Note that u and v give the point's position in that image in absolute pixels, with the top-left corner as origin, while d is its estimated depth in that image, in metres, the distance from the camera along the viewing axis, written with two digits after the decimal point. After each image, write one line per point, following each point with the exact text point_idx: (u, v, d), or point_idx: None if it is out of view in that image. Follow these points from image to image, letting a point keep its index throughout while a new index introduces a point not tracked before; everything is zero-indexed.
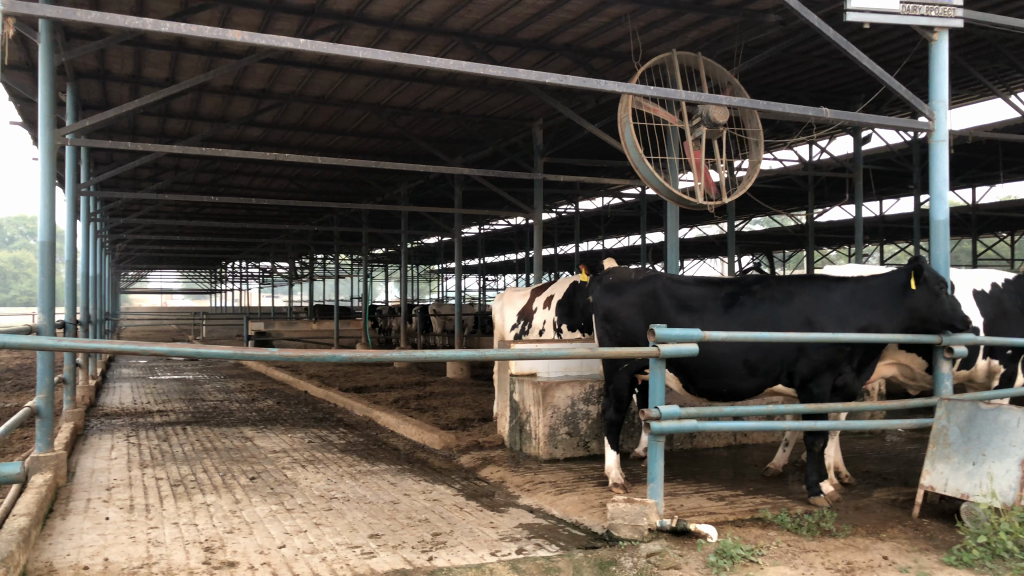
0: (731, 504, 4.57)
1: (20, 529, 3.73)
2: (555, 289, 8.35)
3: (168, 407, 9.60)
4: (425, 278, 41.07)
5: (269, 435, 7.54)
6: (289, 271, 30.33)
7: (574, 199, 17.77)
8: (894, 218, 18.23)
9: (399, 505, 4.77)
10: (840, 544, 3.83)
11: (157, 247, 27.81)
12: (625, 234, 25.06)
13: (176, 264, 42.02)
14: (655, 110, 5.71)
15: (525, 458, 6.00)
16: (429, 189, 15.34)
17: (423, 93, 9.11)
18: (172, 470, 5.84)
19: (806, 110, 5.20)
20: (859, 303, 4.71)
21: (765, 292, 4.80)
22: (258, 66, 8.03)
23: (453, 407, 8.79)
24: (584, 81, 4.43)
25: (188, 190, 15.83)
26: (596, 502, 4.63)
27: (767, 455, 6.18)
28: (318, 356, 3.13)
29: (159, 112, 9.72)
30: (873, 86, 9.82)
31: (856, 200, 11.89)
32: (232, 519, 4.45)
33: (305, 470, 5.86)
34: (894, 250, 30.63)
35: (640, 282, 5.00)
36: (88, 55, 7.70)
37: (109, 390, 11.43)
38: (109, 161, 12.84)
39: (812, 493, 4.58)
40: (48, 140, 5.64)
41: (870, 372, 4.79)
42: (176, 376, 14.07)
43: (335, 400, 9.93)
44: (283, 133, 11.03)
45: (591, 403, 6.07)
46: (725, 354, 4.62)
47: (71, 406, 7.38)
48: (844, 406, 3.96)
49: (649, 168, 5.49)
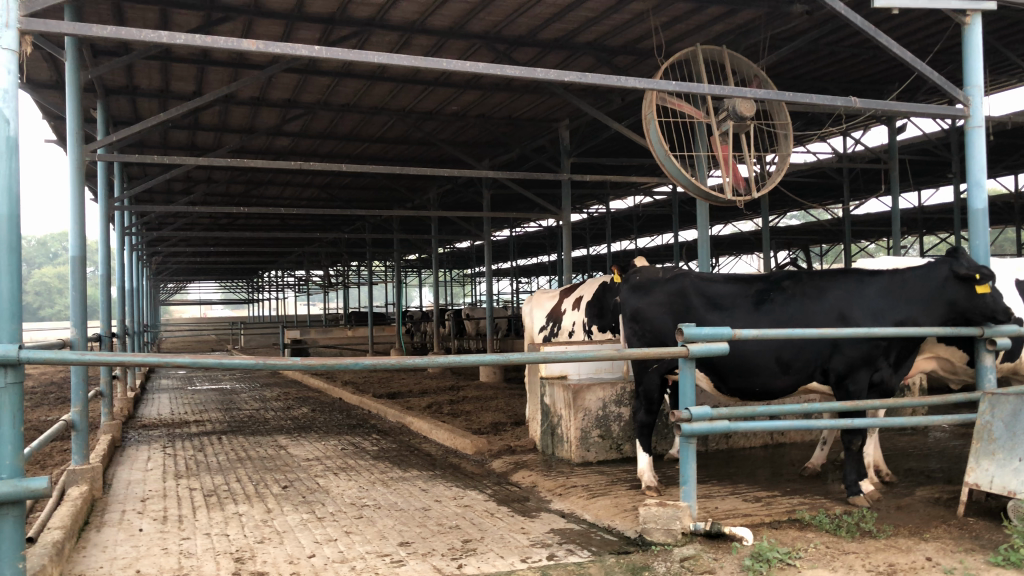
0: (767, 505, 4.47)
1: (54, 543, 3.75)
2: (584, 289, 8.23)
3: (205, 417, 9.70)
4: (459, 282, 41.16)
5: (303, 443, 7.57)
6: (323, 279, 30.57)
7: (605, 199, 17.66)
8: (933, 208, 17.86)
9: (430, 512, 4.73)
10: (881, 545, 3.71)
11: (194, 259, 28.20)
12: (658, 233, 24.87)
13: (213, 275, 42.61)
14: (679, 106, 5.60)
15: (557, 462, 5.93)
16: (458, 193, 15.35)
17: (448, 98, 9.10)
18: (206, 480, 5.88)
19: (835, 100, 5.04)
20: (896, 297, 4.56)
21: (796, 288, 4.68)
22: (282, 76, 8.07)
23: (485, 411, 8.74)
24: (604, 78, 4.35)
25: (221, 201, 16.01)
26: (628, 505, 4.55)
27: (805, 455, 6.04)
28: (340, 364, 3.10)
29: (188, 125, 9.83)
30: (905, 74, 9.61)
31: (892, 191, 11.61)
32: (264, 529, 4.45)
33: (337, 477, 5.86)
34: (934, 240, 30.02)
35: (667, 280, 4.92)
36: (117, 72, 7.80)
37: (147, 401, 11.59)
38: (143, 175, 13.03)
39: (851, 493, 4.45)
40: (76, 157, 5.70)
41: (908, 368, 4.65)
42: (213, 387, 14.23)
43: (369, 406, 9.95)
44: (311, 142, 11.09)
45: (623, 405, 5.99)
46: (756, 353, 4.52)
47: (109, 419, 7.46)
48: (881, 402, 3.84)
49: (675, 165, 5.39)
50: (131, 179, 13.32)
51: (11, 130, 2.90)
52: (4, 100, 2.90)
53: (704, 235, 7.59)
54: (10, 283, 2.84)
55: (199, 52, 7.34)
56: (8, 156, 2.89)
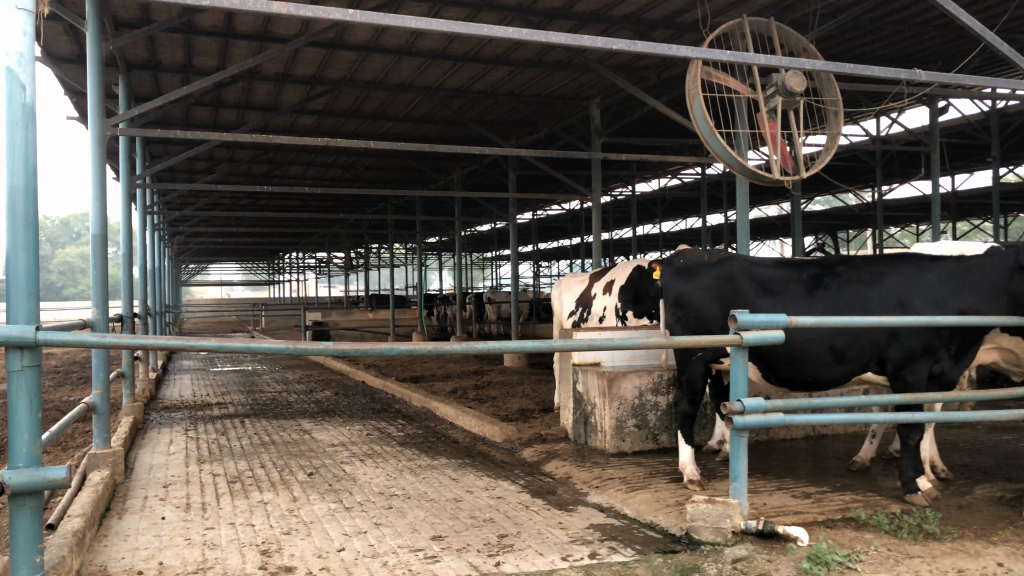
0: (819, 502, 4.23)
1: (74, 532, 3.59)
2: (616, 273, 7.95)
3: (227, 399, 9.59)
4: (480, 266, 40.97)
5: (327, 428, 7.41)
6: (343, 260, 30.48)
7: (631, 181, 17.38)
8: (968, 193, 17.42)
9: (461, 503, 4.54)
10: (947, 549, 3.47)
11: (215, 240, 28.16)
12: (683, 216, 24.53)
13: (235, 256, 42.69)
14: (725, 80, 5.33)
15: (590, 452, 5.72)
16: (483, 174, 15.13)
17: (476, 74, 8.85)
18: (229, 465, 5.72)
19: (899, 72, 4.62)
20: (960, 284, 4.29)
21: (852, 273, 4.44)
22: (307, 50, 7.88)
23: (512, 397, 8.55)
24: (654, 46, 4.09)
25: (243, 181, 15.86)
26: (671, 500, 4.34)
27: (850, 447, 5.80)
28: (375, 349, 2.92)
29: (211, 102, 9.67)
30: (948, 52, 9.30)
31: (933, 175, 11.14)
32: (290, 518, 4.27)
33: (364, 464, 5.69)
34: (965, 228, 29.48)
35: (714, 264, 4.72)
36: (139, 45, 7.63)
37: (170, 383, 11.49)
38: (165, 153, 12.89)
39: (907, 490, 4.20)
40: (99, 131, 5.53)
41: (969, 359, 4.38)
42: (234, 368, 14.10)
43: (393, 390, 9.80)
44: (336, 121, 10.89)
45: (660, 394, 5.77)
46: (809, 340, 4.30)
47: (131, 400, 7.32)
48: (945, 396, 3.58)
49: (721, 143, 5.11)
50: (153, 158, 13.19)
51: (28, 97, 2.71)
52: (19, 64, 2.69)
53: (744, 217, 7.26)
54: (27, 260, 2.64)
55: (222, 25, 7.17)
56: (24, 125, 2.69)
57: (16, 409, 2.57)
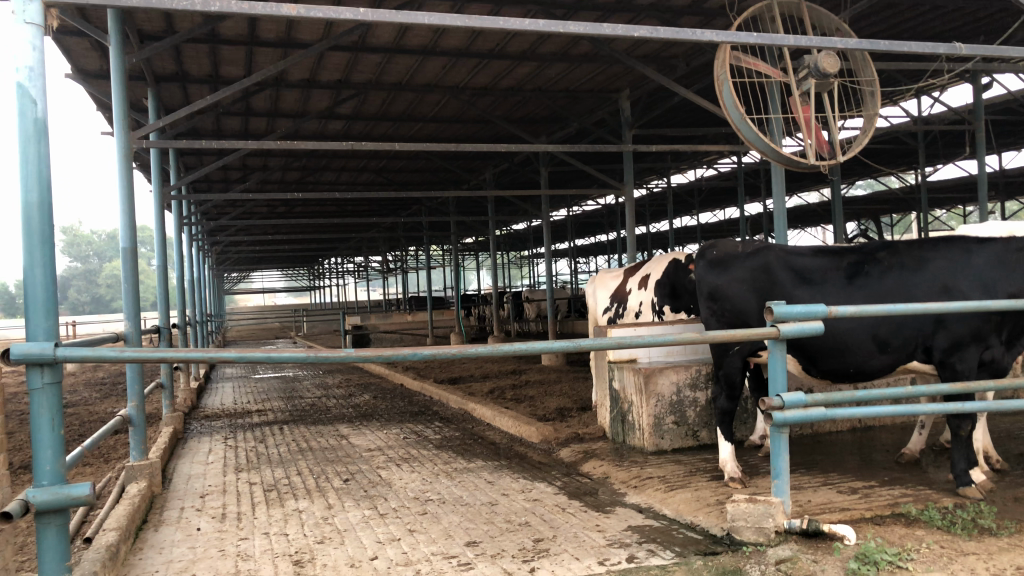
0: (866, 497, 4.06)
1: (108, 546, 3.58)
2: (651, 268, 7.80)
3: (267, 406, 9.63)
4: (517, 265, 40.91)
5: (364, 432, 7.38)
6: (381, 264, 30.65)
7: (666, 172, 17.17)
8: (1015, 171, 16.89)
9: (497, 507, 4.46)
10: (1004, 545, 3.30)
11: (254, 248, 28.48)
12: (721, 207, 24.20)
13: (276, 263, 43.19)
14: (755, 64, 5.18)
15: (629, 450, 5.60)
16: (516, 172, 15.06)
17: (503, 71, 8.78)
18: (266, 473, 5.71)
19: (938, 47, 4.40)
20: (1008, 267, 4.10)
21: (893, 259, 4.26)
22: (332, 55, 7.88)
23: (550, 396, 8.46)
24: (677, 32, 3.96)
25: (277, 188, 15.99)
26: (712, 500, 4.21)
27: (898, 438, 5.61)
28: (398, 354, 2.86)
29: (241, 110, 9.73)
30: (990, 26, 9.04)
31: (978, 154, 10.72)
32: (324, 527, 4.24)
33: (399, 469, 5.64)
34: (1015, 206, 28.68)
35: (749, 255, 4.57)
36: (166, 57, 7.70)
37: (212, 391, 11.59)
38: (199, 163, 13.04)
39: (960, 483, 4.02)
40: (124, 144, 5.55)
41: (1022, 345, 4.18)
42: (275, 375, 14.20)
43: (431, 392, 9.76)
44: (365, 125, 10.91)
45: (699, 389, 5.62)
46: (851, 331, 4.13)
47: (171, 410, 7.38)
48: (997, 385, 3.40)
49: (752, 129, 4.94)
50: (188, 170, 13.34)
51: (39, 111, 2.66)
52: (30, 78, 2.64)
53: (781, 204, 7.07)
54: (45, 277, 2.58)
55: (246, 33, 7.22)
56: (37, 139, 2.64)
57: (38, 427, 2.51)
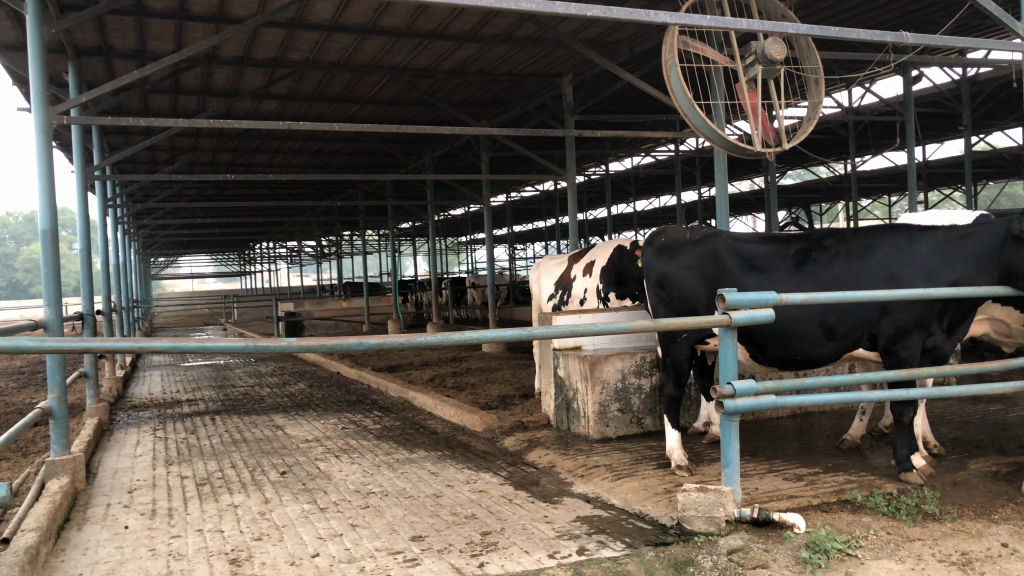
0: (812, 484, 4.08)
1: (27, 548, 3.33)
2: (596, 254, 7.76)
3: (198, 396, 9.30)
4: (455, 251, 40.63)
5: (300, 422, 7.17)
6: (315, 250, 30.05)
7: (606, 159, 17.20)
8: (940, 162, 17.45)
9: (441, 499, 4.35)
10: (948, 530, 3.33)
11: (182, 232, 27.60)
12: (657, 194, 24.43)
13: (205, 248, 41.97)
14: (702, 50, 5.13)
15: (573, 439, 5.55)
16: (455, 156, 14.89)
17: (446, 52, 8.60)
18: (199, 466, 5.47)
19: (884, 35, 4.41)
20: (950, 255, 4.14)
21: (840, 246, 4.28)
22: (267, 31, 7.60)
23: (491, 384, 8.37)
24: (630, 12, 3.90)
25: (207, 170, 15.47)
26: (660, 488, 4.17)
27: (838, 424, 5.68)
28: (343, 344, 2.72)
29: (169, 86, 9.33)
30: (923, 16, 9.25)
31: (908, 144, 10.99)
32: (261, 523, 4.06)
33: (339, 461, 5.47)
34: (937, 197, 29.68)
35: (698, 242, 4.55)
36: (87, 29, 7.30)
37: (138, 380, 11.14)
38: (124, 143, 12.50)
39: (902, 469, 4.06)
40: (43, 119, 5.23)
41: (963, 332, 4.23)
42: (205, 363, 13.74)
43: (369, 381, 9.55)
44: (300, 105, 10.60)
45: (643, 376, 5.61)
46: (799, 318, 4.14)
47: (95, 401, 7.04)
48: (941, 371, 3.43)
49: (700, 115, 4.90)
50: (113, 150, 12.80)
51: None
52: None
53: (723, 191, 7.08)
54: None
55: (176, 6, 6.89)
56: None
57: None
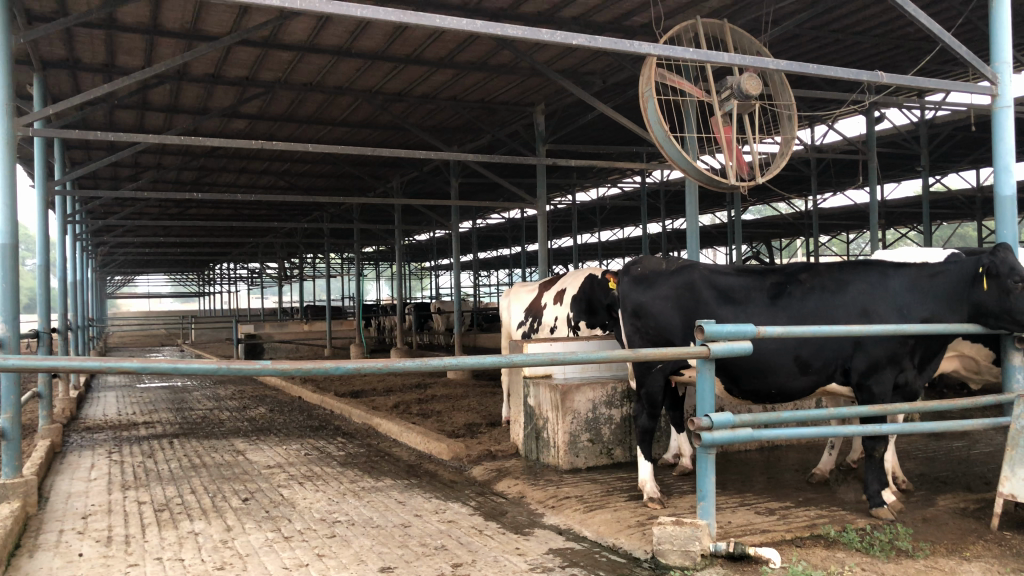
0: (785, 519, 4.06)
1: None
2: (568, 281, 7.77)
3: (154, 418, 9.06)
4: (419, 276, 40.49)
5: (261, 447, 7.01)
6: (277, 273, 29.68)
7: (573, 189, 17.31)
8: (898, 201, 17.86)
9: (410, 529, 4.25)
10: (921, 567, 3.32)
11: (141, 250, 27.09)
12: (623, 225, 24.63)
13: (164, 267, 41.23)
14: (679, 83, 5.17)
15: (543, 469, 5.49)
16: (424, 181, 14.88)
17: (420, 78, 8.62)
18: (156, 492, 5.30)
19: (861, 74, 4.49)
20: (921, 292, 4.21)
21: (815, 280, 4.33)
22: (239, 50, 7.53)
23: (457, 411, 8.27)
24: (614, 43, 3.92)
25: (170, 188, 15.24)
26: (633, 520, 4.12)
27: (806, 458, 5.71)
28: (318, 368, 2.66)
29: (137, 102, 9.20)
30: (887, 58, 9.50)
31: (871, 182, 11.22)
32: (223, 551, 3.93)
33: (303, 488, 5.34)
34: (894, 234, 30.36)
35: (674, 273, 4.56)
36: (55, 41, 7.17)
37: (92, 402, 10.82)
38: (86, 158, 12.27)
39: (873, 504, 4.07)
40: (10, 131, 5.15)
41: (932, 369, 4.28)
42: (162, 385, 13.40)
43: (332, 406, 9.39)
44: (270, 125, 10.52)
45: (614, 407, 5.58)
46: (775, 351, 4.16)
47: (47, 422, 6.81)
48: (913, 407, 3.45)
49: (675, 147, 4.92)
50: (74, 165, 12.56)
51: None
52: None
53: (694, 222, 7.12)
54: None
55: (147, 21, 6.80)
56: None
57: None
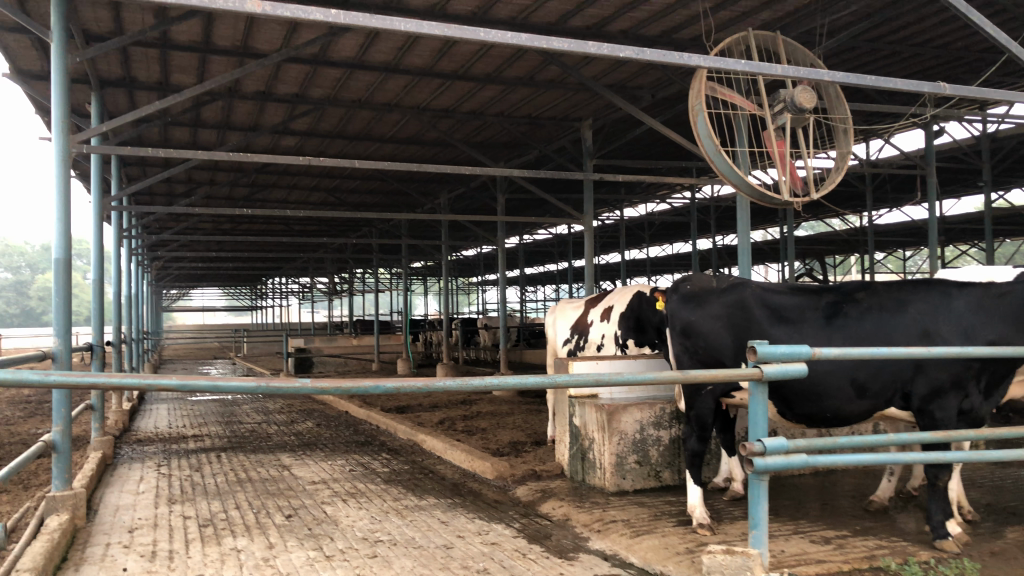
0: (842, 549, 3.89)
1: None
2: (614, 298, 7.68)
3: (203, 431, 9.14)
4: (466, 292, 40.59)
5: (307, 463, 7.01)
6: (327, 288, 30.00)
7: (621, 205, 17.17)
8: (959, 217, 17.32)
9: (452, 550, 4.18)
10: None
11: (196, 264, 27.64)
12: (672, 241, 24.36)
13: (217, 281, 42.05)
14: (730, 96, 5.05)
15: (589, 490, 5.37)
16: (471, 197, 14.90)
17: (467, 94, 8.62)
18: (202, 506, 5.32)
19: (922, 85, 4.33)
20: (987, 314, 4.02)
21: (872, 300, 4.17)
22: (289, 67, 7.61)
23: (503, 429, 8.19)
24: (663, 55, 3.83)
25: (222, 203, 15.51)
26: (682, 548, 3.98)
27: (864, 484, 5.50)
28: (358, 387, 2.59)
29: (191, 119, 9.36)
30: (948, 70, 9.23)
31: (930, 198, 10.82)
32: (264, 570, 3.90)
33: (346, 505, 5.30)
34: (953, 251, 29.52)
35: (725, 291, 4.43)
36: (111, 60, 7.33)
37: (144, 414, 10.98)
38: (142, 174, 12.53)
39: (937, 535, 3.87)
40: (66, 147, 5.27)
41: (1000, 395, 4.08)
42: (212, 397, 13.58)
43: (378, 421, 9.38)
44: (320, 142, 10.64)
45: (662, 428, 5.44)
46: (830, 374, 4.01)
47: (100, 434, 6.92)
48: (979, 435, 3.24)
49: (727, 161, 4.75)
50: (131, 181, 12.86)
51: None
52: None
53: (745, 239, 6.95)
54: None
55: (200, 40, 6.92)
56: None
57: None
